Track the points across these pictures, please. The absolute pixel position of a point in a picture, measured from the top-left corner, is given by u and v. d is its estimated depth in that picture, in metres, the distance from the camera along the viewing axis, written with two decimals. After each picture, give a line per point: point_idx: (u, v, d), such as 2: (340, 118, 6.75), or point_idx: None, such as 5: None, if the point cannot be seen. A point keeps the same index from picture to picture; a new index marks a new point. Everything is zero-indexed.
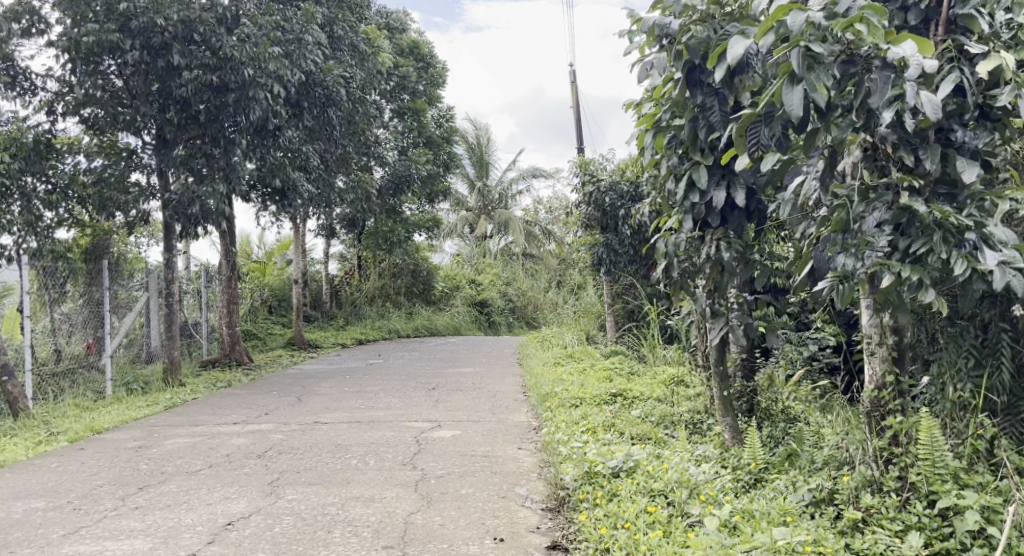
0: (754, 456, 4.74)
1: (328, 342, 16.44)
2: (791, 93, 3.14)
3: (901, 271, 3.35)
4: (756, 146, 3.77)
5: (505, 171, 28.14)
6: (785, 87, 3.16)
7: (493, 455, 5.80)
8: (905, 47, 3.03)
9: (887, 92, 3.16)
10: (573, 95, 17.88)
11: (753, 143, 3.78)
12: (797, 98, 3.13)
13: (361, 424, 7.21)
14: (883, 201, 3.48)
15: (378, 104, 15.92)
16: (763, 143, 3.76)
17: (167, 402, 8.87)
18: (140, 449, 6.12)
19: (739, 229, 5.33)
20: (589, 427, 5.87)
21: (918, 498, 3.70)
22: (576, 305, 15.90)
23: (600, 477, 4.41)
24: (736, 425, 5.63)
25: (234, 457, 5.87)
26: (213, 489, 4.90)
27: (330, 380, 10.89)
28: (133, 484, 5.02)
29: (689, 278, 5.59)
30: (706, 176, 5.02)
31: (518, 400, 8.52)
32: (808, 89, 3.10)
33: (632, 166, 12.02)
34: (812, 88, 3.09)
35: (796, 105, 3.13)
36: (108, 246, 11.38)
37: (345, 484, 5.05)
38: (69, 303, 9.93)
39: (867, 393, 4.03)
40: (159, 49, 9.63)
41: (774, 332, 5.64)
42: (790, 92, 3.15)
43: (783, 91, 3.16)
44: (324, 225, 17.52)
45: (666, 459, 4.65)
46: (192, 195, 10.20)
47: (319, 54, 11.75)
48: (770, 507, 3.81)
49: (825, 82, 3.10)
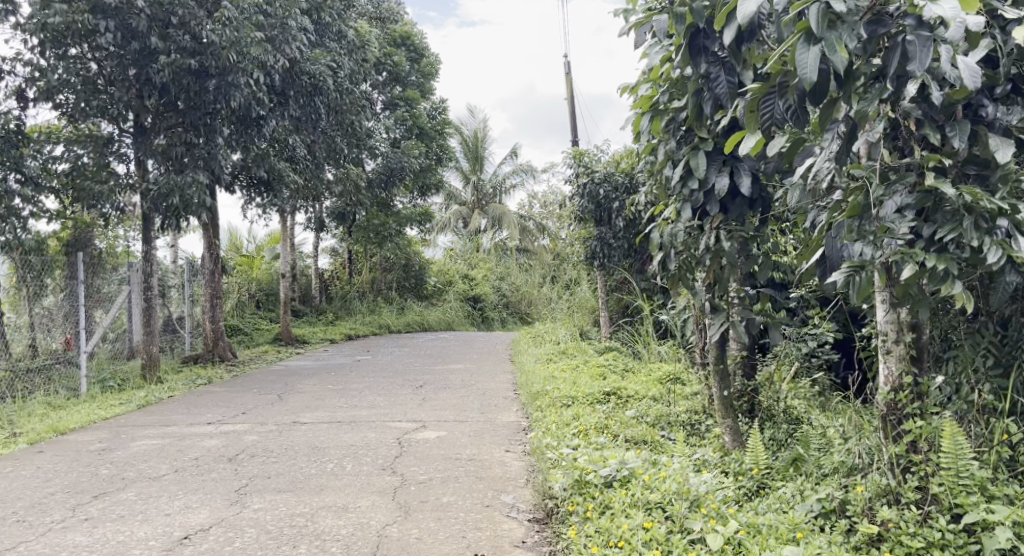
0: (756, 461, 4.49)
1: (316, 337, 16.08)
2: (806, 55, 2.82)
3: (925, 260, 3.01)
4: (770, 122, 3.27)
5: (500, 166, 27.69)
6: (800, 45, 2.83)
7: (479, 459, 5.46)
8: (945, 4, 2.65)
9: (927, 58, 2.79)
10: (569, 87, 17.48)
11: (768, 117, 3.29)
12: (813, 58, 2.79)
13: (341, 424, 6.86)
14: (904, 183, 3.13)
15: (369, 94, 15.50)
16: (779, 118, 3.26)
17: (141, 400, 8.50)
18: (103, 452, 5.76)
19: (741, 216, 5.02)
20: (581, 429, 5.52)
21: (940, 512, 3.39)
22: (570, 301, 15.56)
23: (591, 487, 4.05)
24: (736, 428, 5.32)
25: (202, 460, 5.52)
26: (174, 497, 4.56)
27: (315, 377, 10.54)
28: (88, 491, 4.67)
29: (688, 271, 5.20)
30: (704, 162, 4.74)
31: (508, 398, 8.17)
32: (826, 49, 2.77)
33: (627, 157, 11.66)
34: (831, 48, 2.76)
35: (811, 67, 2.80)
36: (91, 239, 11.10)
37: (318, 491, 4.70)
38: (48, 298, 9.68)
39: (883, 395, 3.66)
40: (136, 31, 9.19)
41: (776, 328, 5.28)
42: (805, 52, 2.82)
43: (797, 51, 2.84)
44: (313, 217, 17.13)
45: (665, 466, 4.26)
46: (172, 186, 9.80)
47: (304, 40, 11.33)
48: (778, 520, 3.49)
49: (847, 43, 2.77)
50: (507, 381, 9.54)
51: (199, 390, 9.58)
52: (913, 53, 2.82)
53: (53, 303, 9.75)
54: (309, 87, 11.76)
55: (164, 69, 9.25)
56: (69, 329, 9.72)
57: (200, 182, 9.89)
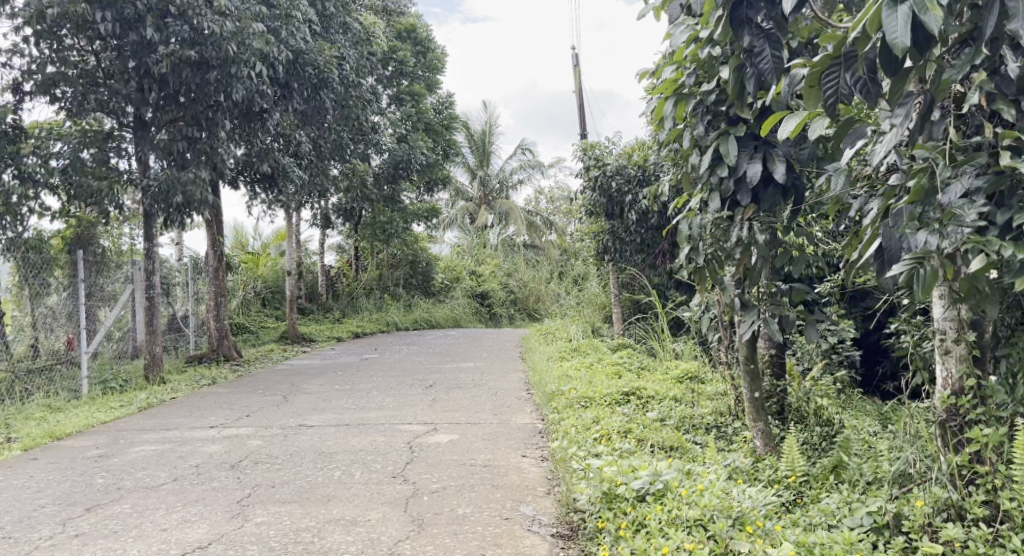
0: (792, 467, 4.31)
1: (322, 334, 15.78)
2: (893, 17, 2.49)
3: (1000, 249, 2.72)
4: (833, 96, 2.94)
5: (507, 161, 27.28)
6: (886, 7, 2.50)
7: (495, 465, 5.17)
8: None
9: None
10: (577, 78, 17.12)
11: (829, 92, 2.96)
12: (901, 21, 2.46)
13: (349, 427, 6.56)
14: (974, 164, 2.82)
15: (374, 88, 15.18)
16: (843, 92, 2.93)
17: (142, 402, 8.20)
18: (99, 459, 5.46)
19: (773, 206, 4.69)
20: (603, 434, 5.22)
21: (1012, 530, 3.11)
22: (580, 297, 15.26)
23: (623, 502, 3.72)
24: (768, 432, 5.06)
25: (203, 468, 5.22)
26: (173, 510, 4.27)
27: (322, 377, 10.24)
28: (81, 504, 4.39)
29: (717, 263, 4.88)
30: (736, 149, 4.46)
31: (521, 399, 7.86)
32: (917, 8, 2.44)
33: (640, 150, 11.32)
34: (921, 7, 2.43)
35: (899, 30, 2.47)
36: (94, 234, 10.84)
37: (325, 502, 4.42)
38: (53, 295, 9.32)
39: (942, 399, 3.36)
40: (131, 21, 8.82)
41: (812, 326, 4.91)
42: (890, 14, 2.49)
43: (882, 13, 2.51)
44: (319, 213, 16.81)
45: (700, 477, 3.95)
46: (174, 182, 9.52)
47: (308, 31, 11.05)
48: (830, 539, 3.19)
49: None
50: (519, 381, 9.25)
51: (202, 391, 9.27)
52: (1016, 9, 2.46)
53: (59, 303, 9.37)
54: (314, 80, 11.43)
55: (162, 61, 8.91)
56: (71, 328, 9.43)
57: (203, 180, 9.65)
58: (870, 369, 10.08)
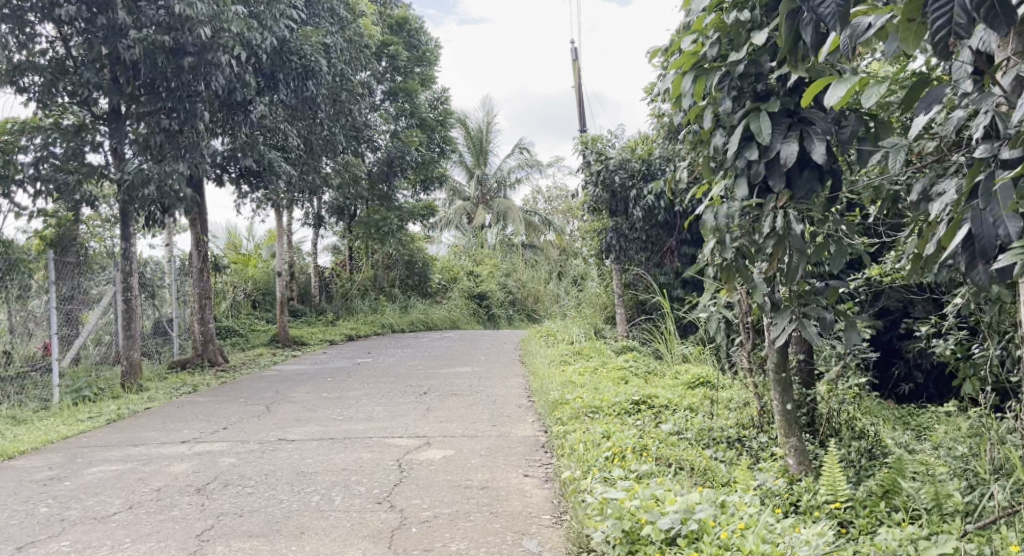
0: (834, 492, 3.80)
1: (315, 337, 15.14)
2: None
3: None
4: (946, 27, 2.41)
5: (505, 160, 26.58)
6: None
7: (494, 487, 4.56)
8: None
9: None
10: (577, 72, 16.49)
11: (939, 22, 2.43)
12: None
13: (333, 442, 5.96)
14: None
15: (366, 82, 14.53)
16: (957, 22, 2.40)
17: (112, 413, 7.58)
18: (48, 483, 4.85)
19: (809, 193, 4.09)
20: (615, 452, 4.65)
21: None
22: (579, 298, 14.66)
23: (650, 548, 3.13)
24: (802, 449, 4.49)
25: (164, 492, 4.63)
26: (119, 548, 3.71)
27: (309, 383, 9.63)
28: (14, 541, 3.84)
29: (747, 258, 4.26)
30: (769, 125, 3.93)
31: (522, 408, 7.25)
32: None
33: (644, 143, 10.72)
34: None
35: None
36: (75, 236, 10.12)
37: (298, 537, 3.86)
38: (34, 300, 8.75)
39: None
40: (99, 4, 8.18)
41: (855, 329, 4.26)
42: None
43: None
44: (311, 213, 16.18)
45: (736, 510, 3.36)
46: (148, 177, 8.86)
47: (293, 15, 10.39)
48: None
49: None
50: (519, 387, 8.64)
51: (180, 400, 8.65)
52: None
53: (40, 307, 8.78)
54: (301, 69, 10.75)
55: (135, 47, 8.27)
56: (48, 333, 8.87)
57: (181, 173, 8.98)
58: (883, 368, 9.59)
